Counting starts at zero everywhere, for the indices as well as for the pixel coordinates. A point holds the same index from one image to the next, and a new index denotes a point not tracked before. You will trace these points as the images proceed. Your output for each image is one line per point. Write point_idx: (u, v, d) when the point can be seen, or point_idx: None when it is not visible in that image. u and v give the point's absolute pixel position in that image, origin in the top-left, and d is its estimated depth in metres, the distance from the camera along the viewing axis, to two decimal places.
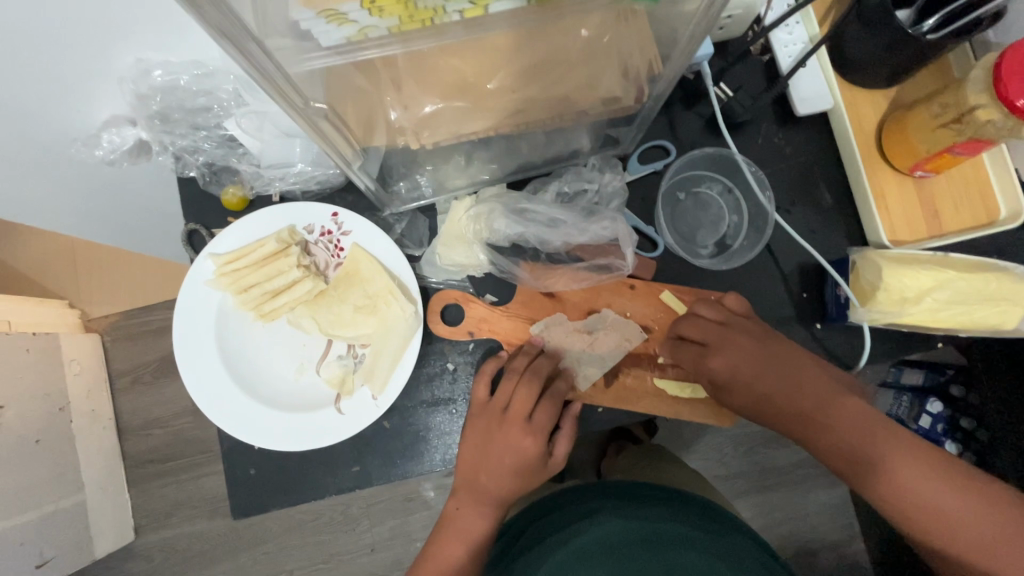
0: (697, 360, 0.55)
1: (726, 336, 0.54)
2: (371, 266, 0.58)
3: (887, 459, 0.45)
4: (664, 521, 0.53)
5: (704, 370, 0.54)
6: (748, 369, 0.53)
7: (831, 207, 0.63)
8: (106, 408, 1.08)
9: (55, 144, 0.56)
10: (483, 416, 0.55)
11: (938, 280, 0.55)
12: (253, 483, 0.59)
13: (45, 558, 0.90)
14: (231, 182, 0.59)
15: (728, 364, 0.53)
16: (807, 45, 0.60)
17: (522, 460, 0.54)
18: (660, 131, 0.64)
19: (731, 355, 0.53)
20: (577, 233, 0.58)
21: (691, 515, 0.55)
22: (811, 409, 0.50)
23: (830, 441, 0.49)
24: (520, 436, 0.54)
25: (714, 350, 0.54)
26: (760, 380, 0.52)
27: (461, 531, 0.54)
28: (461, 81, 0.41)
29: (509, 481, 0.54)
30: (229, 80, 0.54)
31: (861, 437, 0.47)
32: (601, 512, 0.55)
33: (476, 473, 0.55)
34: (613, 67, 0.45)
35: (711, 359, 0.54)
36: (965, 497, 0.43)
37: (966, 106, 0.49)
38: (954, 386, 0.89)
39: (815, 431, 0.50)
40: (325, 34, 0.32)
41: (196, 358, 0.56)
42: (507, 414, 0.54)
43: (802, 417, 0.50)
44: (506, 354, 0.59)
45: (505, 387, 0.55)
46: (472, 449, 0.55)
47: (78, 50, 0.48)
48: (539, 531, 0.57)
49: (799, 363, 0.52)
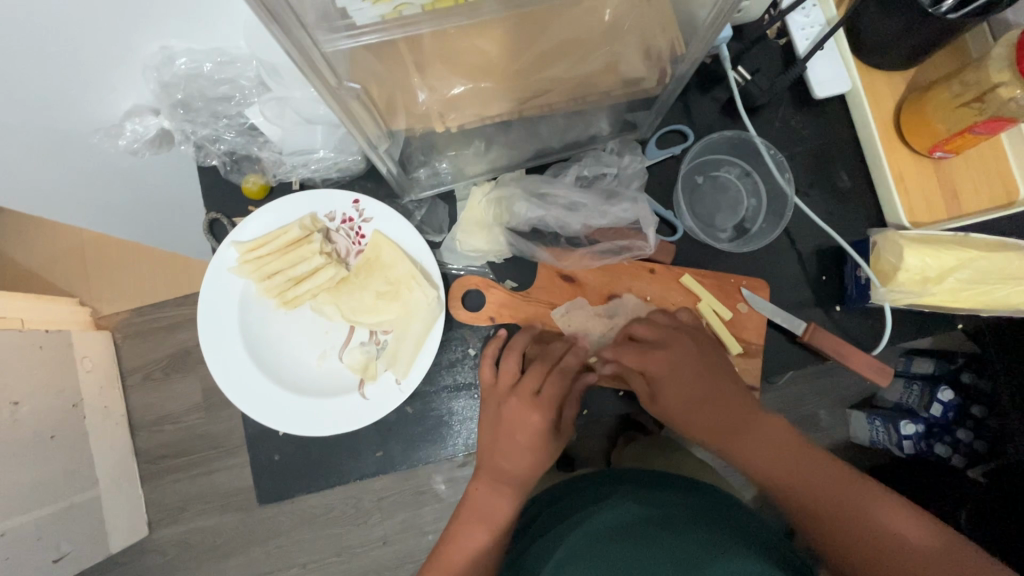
0: (638, 358, 0.54)
1: (672, 337, 0.55)
2: (394, 252, 0.58)
3: (807, 474, 0.47)
4: (677, 508, 0.52)
5: (645, 367, 0.54)
6: (686, 374, 0.53)
7: (848, 189, 0.63)
8: (119, 404, 1.09)
9: (76, 133, 0.57)
10: (494, 397, 0.56)
11: (961, 260, 0.55)
12: (277, 469, 0.59)
13: (61, 552, 0.91)
14: (252, 171, 0.62)
15: (671, 363, 0.53)
16: (824, 28, 0.59)
17: (536, 437, 0.54)
18: (677, 116, 0.64)
19: (667, 356, 0.54)
20: (598, 216, 0.60)
21: (703, 502, 0.54)
22: (744, 429, 0.51)
23: (763, 467, 0.49)
24: (528, 411, 0.54)
25: (658, 348, 0.54)
26: (692, 387, 0.53)
27: (484, 514, 0.54)
28: (486, 61, 0.41)
29: (527, 460, 0.54)
30: (252, 68, 0.55)
31: (782, 452, 0.49)
32: (613, 497, 0.55)
33: (492, 450, 0.55)
34: (636, 47, 0.44)
35: (654, 355, 0.54)
36: (889, 514, 0.43)
37: (989, 84, 0.49)
38: (965, 373, 0.85)
39: (746, 455, 0.50)
40: (360, 12, 0.33)
41: (222, 344, 0.56)
42: (517, 389, 0.55)
43: (730, 429, 0.51)
44: (504, 333, 0.59)
45: (507, 367, 0.56)
46: (490, 426, 0.56)
47: (100, 40, 0.48)
48: (549, 520, 0.56)
49: (726, 376, 0.54)
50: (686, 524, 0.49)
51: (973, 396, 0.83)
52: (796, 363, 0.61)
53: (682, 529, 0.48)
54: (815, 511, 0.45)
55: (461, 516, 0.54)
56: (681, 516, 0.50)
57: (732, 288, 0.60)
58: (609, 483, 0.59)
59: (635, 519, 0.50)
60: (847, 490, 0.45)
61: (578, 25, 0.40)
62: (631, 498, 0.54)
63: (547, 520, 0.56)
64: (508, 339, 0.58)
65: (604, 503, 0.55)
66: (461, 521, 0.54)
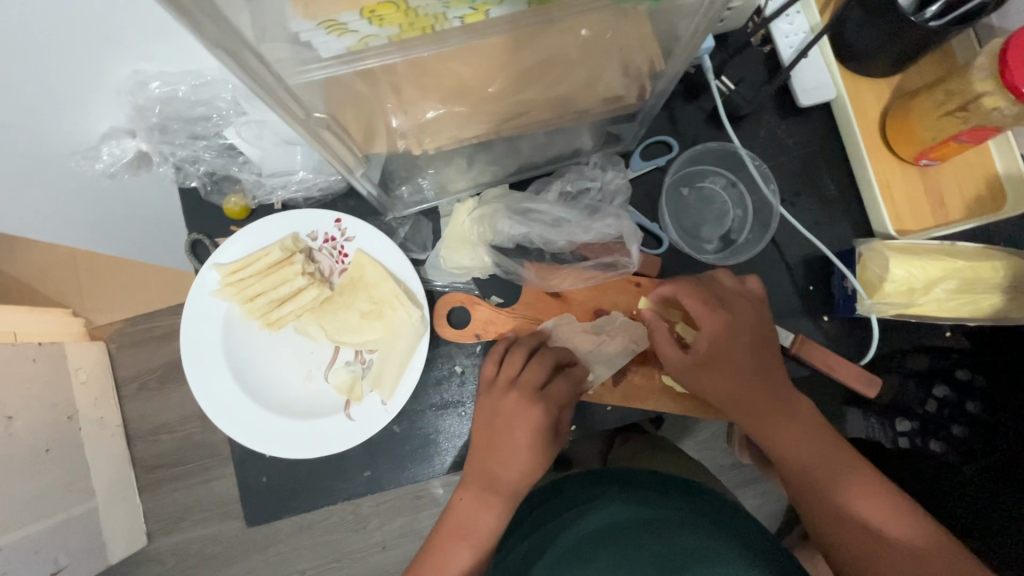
0: (701, 308, 0.53)
1: (741, 304, 0.54)
2: (377, 271, 0.57)
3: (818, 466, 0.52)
4: (668, 508, 0.53)
5: (704, 321, 0.52)
6: (741, 342, 0.53)
7: (835, 198, 0.63)
8: (114, 415, 1.08)
9: (53, 156, 0.56)
10: (491, 396, 0.55)
11: (946, 270, 0.55)
12: (265, 489, 0.59)
13: (61, 565, 0.91)
14: (233, 190, 0.60)
15: (734, 323, 0.52)
16: (808, 35, 0.59)
17: (537, 433, 0.54)
18: (662, 125, 0.63)
19: (733, 317, 0.52)
20: (582, 232, 0.59)
21: (691, 500, 0.55)
22: (780, 413, 0.53)
23: (801, 458, 0.52)
24: (529, 407, 0.53)
25: (724, 306, 0.53)
26: (739, 359, 0.53)
27: (472, 528, 0.53)
28: (462, 84, 0.40)
29: (521, 464, 0.54)
30: (227, 89, 0.54)
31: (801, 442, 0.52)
32: (603, 496, 0.56)
33: (484, 458, 0.54)
34: (615, 65, 0.44)
35: (719, 314, 0.52)
36: (882, 509, 0.49)
37: (972, 94, 0.49)
38: (959, 370, 0.67)
39: (781, 441, 0.53)
40: (325, 45, 0.32)
41: (206, 367, 0.56)
42: (517, 386, 0.54)
43: (763, 411, 0.53)
44: (513, 334, 0.59)
45: (511, 361, 0.56)
46: (485, 425, 0.55)
47: (71, 63, 0.47)
48: (542, 513, 0.58)
49: (771, 351, 0.54)
50: (678, 530, 0.49)
51: (967, 394, 0.68)
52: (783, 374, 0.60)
53: (674, 537, 0.48)
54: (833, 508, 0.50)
55: (447, 534, 0.54)
56: (671, 520, 0.50)
57: None
58: (601, 481, 0.59)
59: (628, 521, 0.51)
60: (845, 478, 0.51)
61: (555, 45, 0.39)
62: (616, 498, 0.55)
63: (540, 515, 0.58)
64: (516, 339, 0.59)
65: (597, 500, 0.55)
66: (444, 535, 0.54)
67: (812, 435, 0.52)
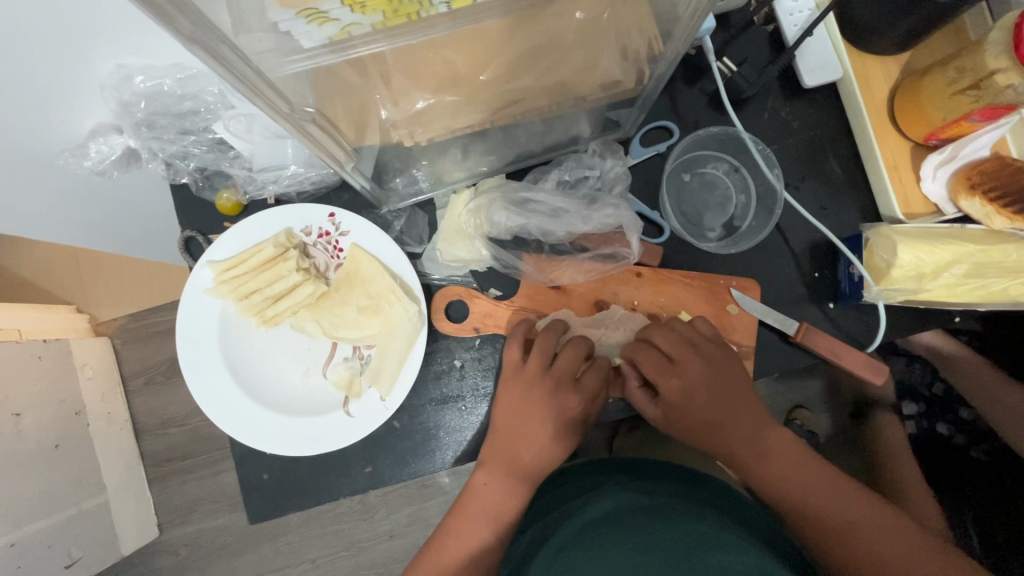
0: (655, 370, 0.52)
1: (689, 356, 0.52)
2: (373, 266, 0.57)
3: (789, 475, 0.49)
4: (672, 499, 0.51)
5: (662, 389, 0.52)
6: (700, 397, 0.51)
7: (842, 181, 0.61)
8: (122, 409, 1.09)
9: (42, 155, 0.55)
10: (509, 387, 0.54)
11: (957, 255, 0.53)
12: (267, 487, 0.59)
13: (74, 558, 0.92)
14: (225, 186, 0.59)
15: (686, 387, 0.51)
16: (814, 13, 0.57)
17: (562, 422, 0.53)
18: (663, 110, 0.61)
19: (687, 375, 0.52)
20: (581, 223, 0.57)
21: (698, 495, 0.53)
22: (754, 444, 0.51)
23: (775, 472, 0.49)
24: (558, 395, 0.53)
25: (675, 369, 0.52)
26: (703, 411, 0.51)
27: (486, 509, 0.51)
28: (452, 72, 0.39)
29: (540, 464, 0.52)
30: (214, 82, 0.53)
31: (778, 463, 0.50)
32: (608, 485, 0.55)
33: (509, 445, 0.52)
34: (612, 49, 0.42)
35: (672, 375, 0.51)
36: (848, 506, 0.47)
37: (985, 72, 0.47)
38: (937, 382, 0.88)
39: (756, 463, 0.50)
40: (306, 35, 0.31)
41: (203, 369, 0.55)
42: (552, 372, 0.53)
43: (740, 442, 0.51)
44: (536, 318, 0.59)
45: (541, 347, 0.54)
46: (504, 420, 0.53)
47: (53, 59, 0.46)
48: (547, 507, 0.56)
49: (737, 391, 0.52)
50: (680, 516, 0.47)
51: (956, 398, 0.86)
52: (788, 364, 0.59)
53: (676, 520, 0.46)
54: (800, 510, 0.47)
55: (464, 511, 0.51)
56: (674, 507, 0.49)
57: (721, 289, 0.59)
58: (605, 471, 0.59)
59: (628, 510, 0.49)
60: (815, 482, 0.48)
61: (548, 30, 0.37)
62: (622, 487, 0.53)
63: (545, 507, 0.56)
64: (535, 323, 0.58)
65: (601, 491, 0.54)
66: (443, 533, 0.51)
67: (791, 459, 0.50)
